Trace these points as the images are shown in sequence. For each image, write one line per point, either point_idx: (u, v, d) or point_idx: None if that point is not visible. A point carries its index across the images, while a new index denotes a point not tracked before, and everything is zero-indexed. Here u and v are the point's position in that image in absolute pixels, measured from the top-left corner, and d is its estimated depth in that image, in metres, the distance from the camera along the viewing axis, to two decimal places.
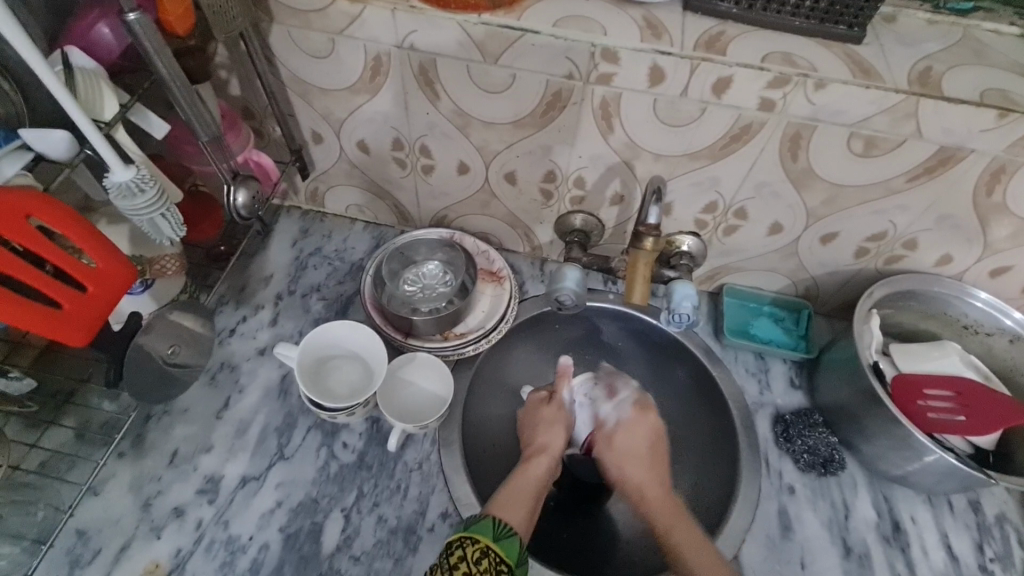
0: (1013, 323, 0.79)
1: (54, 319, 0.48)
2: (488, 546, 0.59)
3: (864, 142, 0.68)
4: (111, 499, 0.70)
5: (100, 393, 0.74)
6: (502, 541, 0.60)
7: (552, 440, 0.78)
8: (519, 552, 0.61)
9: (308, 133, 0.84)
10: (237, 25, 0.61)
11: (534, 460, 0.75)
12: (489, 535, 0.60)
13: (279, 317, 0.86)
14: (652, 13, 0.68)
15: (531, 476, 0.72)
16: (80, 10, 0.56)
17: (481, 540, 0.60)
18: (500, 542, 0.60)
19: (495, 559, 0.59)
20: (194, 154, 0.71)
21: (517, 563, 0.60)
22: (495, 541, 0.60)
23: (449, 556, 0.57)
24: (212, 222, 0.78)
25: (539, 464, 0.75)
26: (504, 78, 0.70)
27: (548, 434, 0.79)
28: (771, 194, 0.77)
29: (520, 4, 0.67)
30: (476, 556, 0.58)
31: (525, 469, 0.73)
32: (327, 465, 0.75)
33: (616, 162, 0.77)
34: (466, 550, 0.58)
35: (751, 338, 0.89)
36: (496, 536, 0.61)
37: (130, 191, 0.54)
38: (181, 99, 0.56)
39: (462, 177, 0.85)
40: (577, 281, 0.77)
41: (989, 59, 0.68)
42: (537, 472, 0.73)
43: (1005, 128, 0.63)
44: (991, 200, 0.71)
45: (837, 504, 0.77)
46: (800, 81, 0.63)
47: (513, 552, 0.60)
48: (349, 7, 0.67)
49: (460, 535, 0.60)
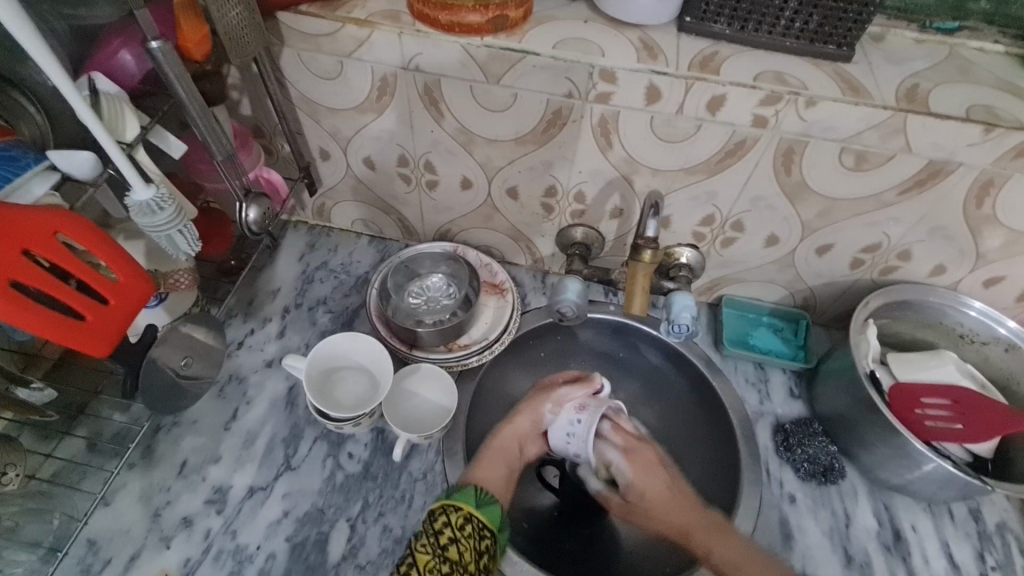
0: (1008, 332, 0.80)
1: (77, 330, 0.50)
2: (471, 513, 0.61)
3: (855, 156, 0.70)
4: (122, 509, 0.71)
5: (112, 404, 0.76)
6: (484, 508, 0.62)
7: (526, 420, 0.80)
8: (501, 518, 0.63)
9: (316, 150, 0.87)
10: (252, 50, 0.64)
11: (506, 435, 0.78)
12: (472, 503, 0.62)
13: (286, 329, 0.88)
14: (648, 35, 0.71)
15: (502, 446, 0.76)
16: (106, 37, 0.59)
17: (464, 507, 0.61)
18: (481, 509, 0.62)
19: (479, 526, 0.61)
20: (207, 171, 0.74)
21: (498, 529, 0.62)
22: (478, 509, 0.62)
23: (433, 523, 0.60)
24: (224, 235, 0.81)
25: (508, 436, 0.78)
26: (505, 98, 0.72)
27: (526, 414, 0.81)
28: (766, 207, 0.79)
29: (521, 27, 0.70)
30: (460, 522, 0.60)
31: (498, 440, 0.77)
32: (333, 476, 0.76)
33: (615, 177, 0.79)
34: (450, 517, 0.60)
35: (750, 348, 0.90)
36: (479, 503, 0.63)
37: (150, 209, 0.57)
38: (198, 121, 0.59)
39: (465, 192, 0.87)
40: (579, 294, 0.80)
41: (974, 76, 0.70)
42: (505, 444, 0.77)
43: (992, 142, 0.65)
44: (982, 212, 0.73)
45: (838, 513, 0.78)
46: (791, 99, 0.66)
47: (494, 518, 0.62)
48: (357, 31, 0.70)
49: (444, 504, 0.62)
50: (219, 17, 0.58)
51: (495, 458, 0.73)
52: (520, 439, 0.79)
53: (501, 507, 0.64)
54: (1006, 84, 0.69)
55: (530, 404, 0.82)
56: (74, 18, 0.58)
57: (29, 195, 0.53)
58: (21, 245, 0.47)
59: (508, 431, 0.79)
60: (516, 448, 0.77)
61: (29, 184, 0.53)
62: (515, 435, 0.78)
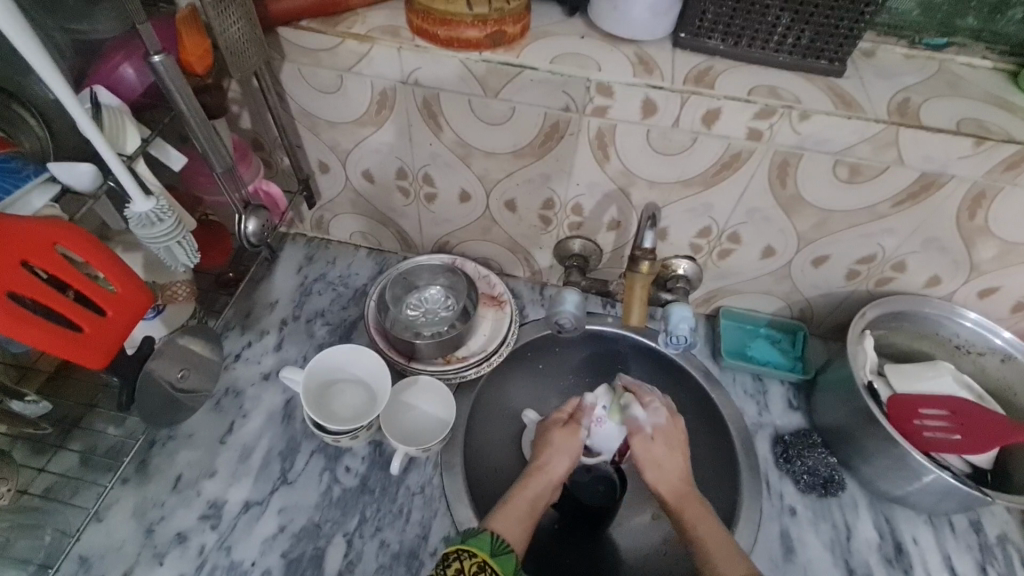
0: (1003, 342, 0.80)
1: (74, 342, 0.49)
2: (485, 562, 0.61)
3: (849, 168, 0.71)
4: (115, 525, 0.70)
5: (107, 418, 0.75)
6: (499, 556, 0.62)
7: (557, 465, 0.77)
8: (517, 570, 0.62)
9: (315, 163, 0.87)
10: (252, 64, 0.65)
11: (536, 483, 0.74)
12: (487, 551, 0.62)
13: (284, 342, 0.88)
14: (643, 50, 0.72)
15: (529, 496, 0.72)
16: (107, 52, 0.60)
17: (478, 554, 0.61)
18: (496, 557, 0.62)
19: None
20: (206, 184, 0.74)
21: None
22: (492, 557, 0.61)
23: (446, 568, 0.59)
24: (223, 248, 0.80)
25: (537, 484, 0.74)
26: (504, 111, 0.73)
27: (558, 458, 0.77)
28: (762, 219, 0.80)
29: (518, 42, 0.71)
30: (472, 570, 0.60)
31: (526, 487, 0.74)
32: (330, 490, 0.76)
33: (612, 189, 0.80)
34: (463, 563, 0.60)
35: (748, 359, 0.90)
36: (494, 551, 0.62)
37: (148, 221, 0.57)
38: (199, 134, 0.59)
39: (463, 204, 0.88)
40: (577, 306, 0.80)
41: (963, 90, 0.71)
42: (536, 495, 0.73)
43: (982, 155, 0.66)
44: (974, 223, 0.73)
45: (839, 525, 0.77)
46: (785, 112, 0.67)
47: (509, 568, 0.61)
48: (357, 45, 0.70)
49: (457, 548, 0.62)
50: (221, 32, 0.59)
51: (522, 510, 0.70)
52: (550, 486, 0.75)
53: (516, 557, 0.63)
54: (995, 98, 0.71)
55: (554, 446, 0.79)
56: (77, 33, 0.59)
57: (28, 206, 0.54)
58: (20, 257, 0.47)
59: (539, 478, 0.75)
60: (544, 497, 0.73)
61: (28, 196, 0.54)
62: (545, 481, 0.75)
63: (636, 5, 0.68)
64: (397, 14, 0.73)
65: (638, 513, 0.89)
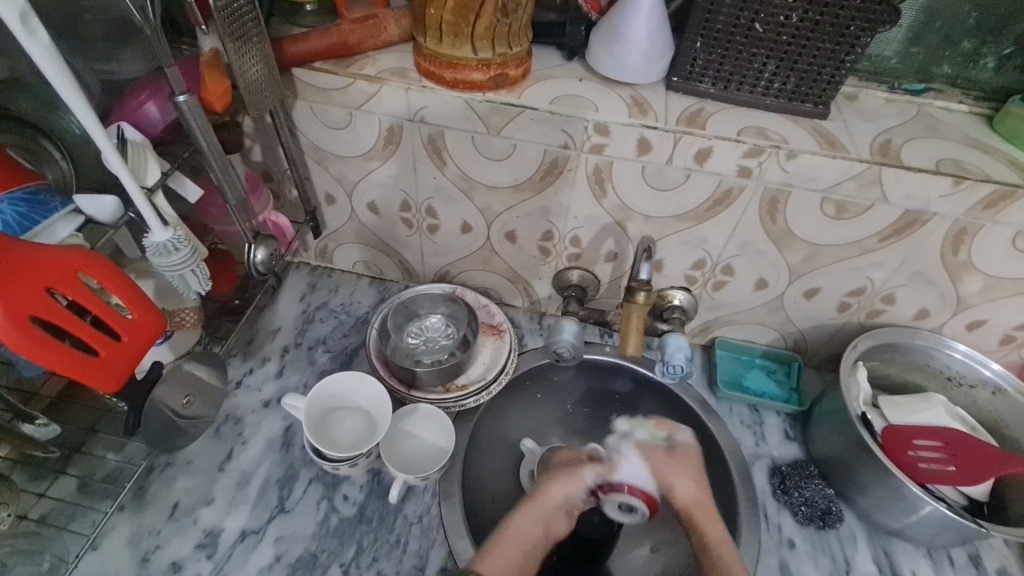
0: (992, 374, 0.82)
1: (89, 365, 0.51)
2: None
3: (836, 206, 0.74)
4: (110, 554, 0.70)
5: (107, 443, 0.76)
6: None
7: (552, 497, 0.76)
8: None
9: (322, 196, 0.90)
10: (268, 103, 0.68)
11: (528, 515, 0.74)
12: None
13: (285, 369, 0.89)
14: (638, 93, 0.76)
15: (518, 531, 0.72)
16: (134, 91, 0.63)
17: None
18: None
19: None
20: (218, 215, 0.77)
21: None
22: None
23: None
24: (228, 277, 0.83)
25: (528, 516, 0.74)
26: (505, 148, 0.76)
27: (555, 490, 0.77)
28: (754, 252, 0.82)
29: (520, 84, 0.75)
30: None
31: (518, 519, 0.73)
32: (327, 519, 0.75)
33: (609, 222, 0.83)
34: None
35: (744, 390, 0.92)
36: None
37: (165, 250, 0.59)
38: (215, 168, 0.62)
39: (464, 236, 0.90)
40: (575, 334, 0.82)
41: (941, 132, 0.75)
42: (528, 529, 0.72)
43: (963, 193, 0.70)
44: (958, 258, 0.76)
45: (838, 559, 0.77)
46: (773, 151, 0.70)
47: None
48: (367, 86, 0.74)
49: None
50: (240, 73, 0.62)
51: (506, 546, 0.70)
52: (545, 520, 0.74)
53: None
54: (971, 140, 0.75)
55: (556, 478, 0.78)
56: (105, 73, 0.64)
57: (54, 235, 0.56)
58: (45, 282, 0.49)
59: (528, 515, 0.74)
60: (536, 534, 0.73)
61: (53, 225, 0.56)
62: (537, 516, 0.74)
63: (631, 52, 0.72)
64: (405, 57, 0.77)
65: (637, 546, 0.88)
